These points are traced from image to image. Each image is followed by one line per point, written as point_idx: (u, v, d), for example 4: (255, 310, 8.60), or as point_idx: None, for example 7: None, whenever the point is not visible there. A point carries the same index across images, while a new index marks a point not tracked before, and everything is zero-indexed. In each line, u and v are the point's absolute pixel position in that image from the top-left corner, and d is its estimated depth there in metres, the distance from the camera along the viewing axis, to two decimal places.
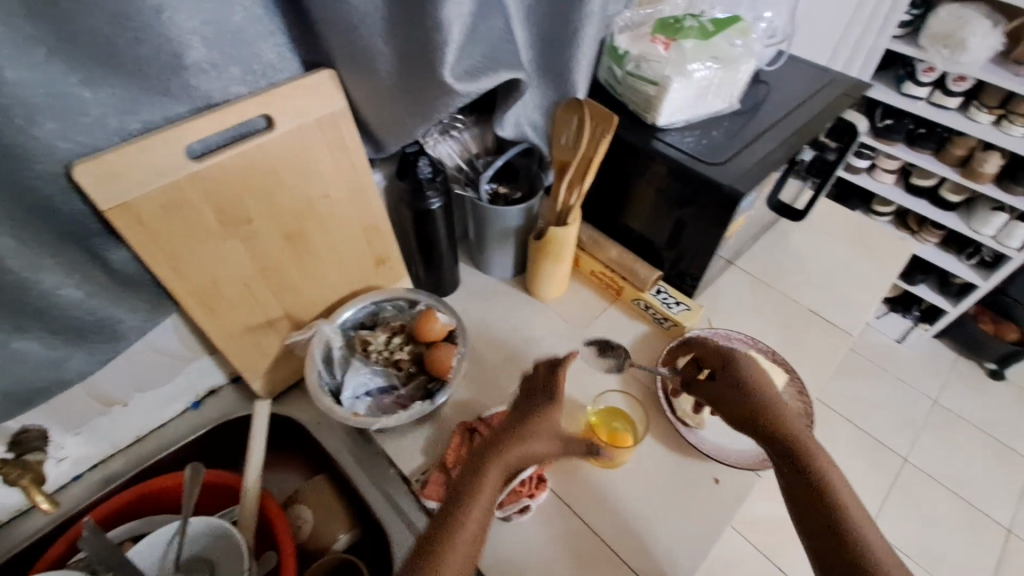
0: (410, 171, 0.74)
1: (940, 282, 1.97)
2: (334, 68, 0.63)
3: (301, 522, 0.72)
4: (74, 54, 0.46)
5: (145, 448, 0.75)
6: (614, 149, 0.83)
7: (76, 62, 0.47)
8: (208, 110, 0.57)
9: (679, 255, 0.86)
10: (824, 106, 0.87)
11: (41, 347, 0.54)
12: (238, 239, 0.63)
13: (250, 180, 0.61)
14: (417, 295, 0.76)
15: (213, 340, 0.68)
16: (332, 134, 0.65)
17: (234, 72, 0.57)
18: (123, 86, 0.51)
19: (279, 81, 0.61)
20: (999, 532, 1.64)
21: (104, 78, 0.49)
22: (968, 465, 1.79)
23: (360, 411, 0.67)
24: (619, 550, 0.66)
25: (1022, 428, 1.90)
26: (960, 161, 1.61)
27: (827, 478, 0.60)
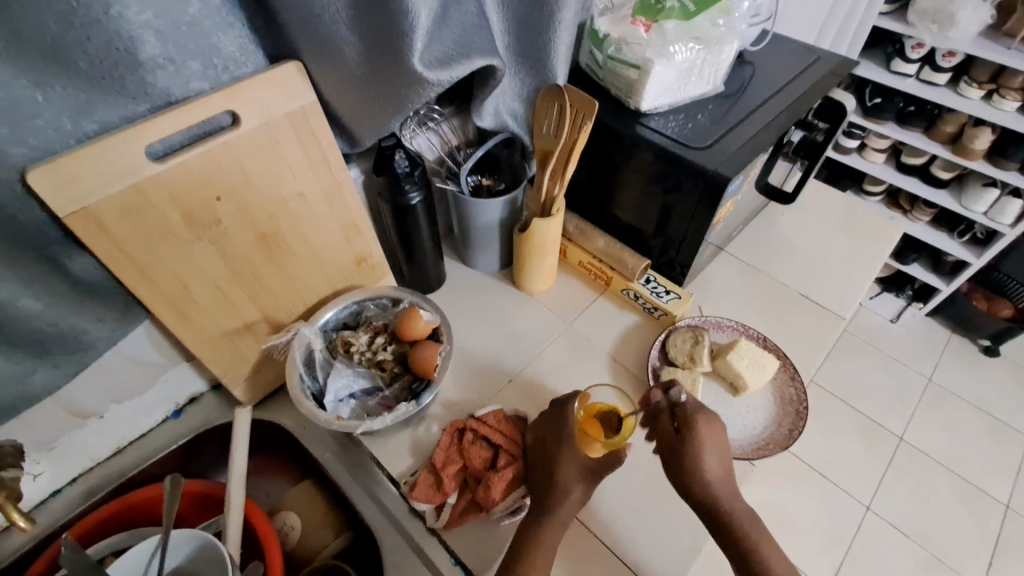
0: (387, 165, 0.71)
1: (933, 261, 1.97)
2: (301, 60, 0.60)
3: (288, 529, 0.70)
4: (17, 54, 0.43)
5: (126, 460, 0.73)
6: (597, 137, 0.81)
7: (21, 62, 0.44)
8: (169, 108, 0.55)
9: (667, 243, 0.84)
10: (810, 85, 0.85)
11: (4, 362, 0.52)
12: (208, 241, 0.61)
13: (217, 180, 0.59)
14: (400, 293, 0.74)
15: (190, 347, 0.66)
16: (301, 128, 0.62)
17: (194, 67, 0.55)
18: (75, 86, 0.48)
19: (243, 76, 0.59)
20: (997, 509, 1.65)
21: (52, 79, 0.46)
22: (963, 443, 1.80)
23: (344, 415, 0.66)
24: (612, 546, 0.65)
25: (1016, 403, 1.91)
26: (951, 138, 1.60)
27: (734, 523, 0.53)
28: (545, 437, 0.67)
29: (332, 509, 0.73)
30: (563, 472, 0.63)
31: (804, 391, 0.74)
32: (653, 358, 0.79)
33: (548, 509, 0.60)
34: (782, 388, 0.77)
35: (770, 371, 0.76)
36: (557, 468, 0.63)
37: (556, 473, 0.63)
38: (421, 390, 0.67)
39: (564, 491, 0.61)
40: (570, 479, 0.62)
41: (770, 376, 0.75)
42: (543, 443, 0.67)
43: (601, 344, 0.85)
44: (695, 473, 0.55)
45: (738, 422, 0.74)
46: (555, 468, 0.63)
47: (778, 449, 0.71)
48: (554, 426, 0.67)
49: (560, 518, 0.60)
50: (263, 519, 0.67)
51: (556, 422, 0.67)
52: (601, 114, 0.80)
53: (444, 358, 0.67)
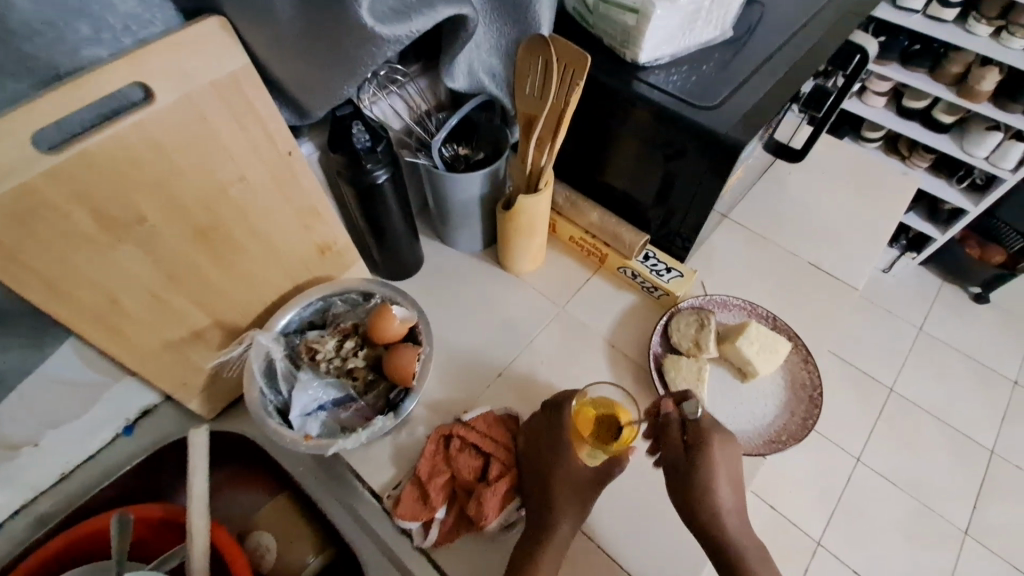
0: (344, 140, 0.60)
1: (929, 209, 1.90)
2: (224, 13, 0.48)
3: (263, 550, 0.65)
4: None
5: (74, 486, 0.65)
6: (588, 96, 0.71)
7: None
8: (57, 84, 0.43)
9: (667, 215, 0.76)
10: (828, 28, 0.75)
11: None
12: (133, 244, 0.51)
13: (133, 171, 0.47)
14: (371, 287, 0.65)
15: (128, 364, 0.57)
16: (234, 101, 0.50)
17: (82, 30, 0.43)
18: None
19: (151, 38, 0.47)
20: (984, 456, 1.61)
21: None
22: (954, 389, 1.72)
23: (313, 432, 0.58)
24: (616, 556, 0.60)
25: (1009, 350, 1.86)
26: (956, 79, 1.48)
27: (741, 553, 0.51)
28: (539, 447, 0.62)
29: (311, 524, 0.67)
30: (559, 486, 0.59)
31: (818, 375, 0.69)
32: (655, 344, 0.73)
33: (542, 528, 0.57)
34: (793, 371, 0.71)
35: (783, 355, 0.70)
36: (554, 485, 0.59)
37: (553, 491, 0.58)
38: (399, 399, 0.60)
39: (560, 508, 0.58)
40: (567, 494, 0.58)
41: (783, 360, 0.69)
42: (538, 451, 0.62)
43: (596, 328, 0.78)
44: (705, 498, 0.52)
45: (747, 412, 0.69)
46: (552, 482, 0.59)
47: (791, 442, 0.66)
48: (548, 433, 0.62)
49: (555, 538, 0.56)
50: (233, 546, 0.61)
51: (552, 430, 0.62)
52: (592, 70, 0.69)
53: (423, 363, 0.60)
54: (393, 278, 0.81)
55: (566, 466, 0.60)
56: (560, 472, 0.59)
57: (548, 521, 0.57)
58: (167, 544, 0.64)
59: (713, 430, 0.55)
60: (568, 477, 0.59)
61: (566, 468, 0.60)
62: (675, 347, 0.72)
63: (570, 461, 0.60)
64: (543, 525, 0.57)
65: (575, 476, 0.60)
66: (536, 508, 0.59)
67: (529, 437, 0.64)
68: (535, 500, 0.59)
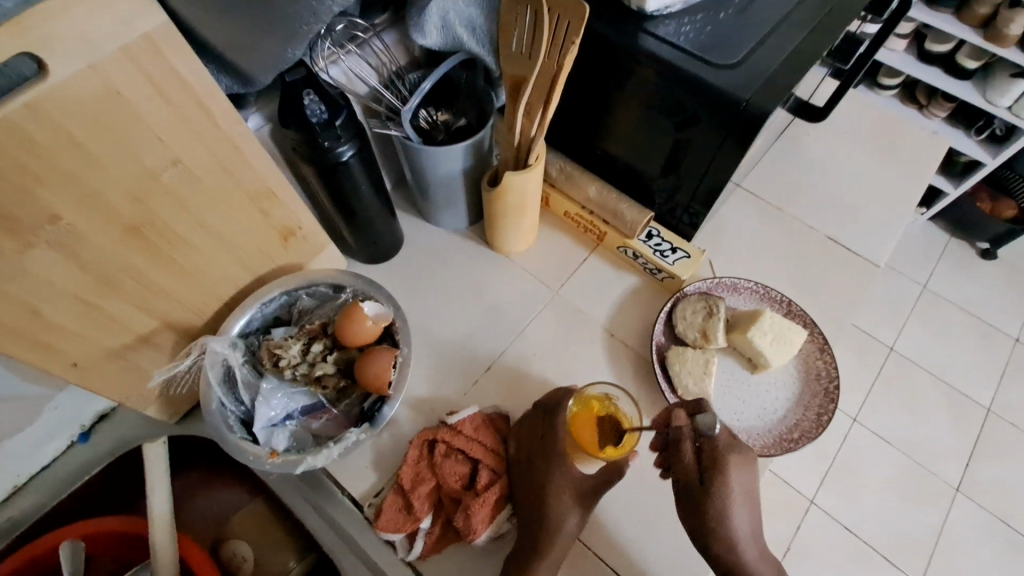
0: (296, 112, 0.51)
1: None
2: None
3: (240, 559, 0.61)
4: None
5: (29, 498, 0.60)
6: (586, 52, 0.61)
7: None
8: None
9: (674, 187, 0.68)
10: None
11: None
12: (48, 247, 0.43)
13: (32, 163, 0.39)
14: (341, 280, 0.58)
15: (66, 376, 0.51)
16: (154, 70, 0.41)
17: None
18: None
19: None
20: None
21: None
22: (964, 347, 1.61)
23: (280, 446, 0.53)
24: (616, 566, 0.56)
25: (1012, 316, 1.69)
26: (984, 21, 1.33)
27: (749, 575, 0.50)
28: (534, 453, 0.57)
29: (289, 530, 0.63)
30: (556, 497, 0.54)
31: (835, 368, 0.63)
32: (658, 334, 0.66)
33: (536, 544, 0.52)
34: (809, 361, 0.65)
35: (797, 346, 0.63)
36: (547, 498, 0.54)
37: (545, 505, 0.54)
38: (373, 408, 0.54)
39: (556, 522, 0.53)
40: (564, 507, 0.54)
41: (797, 351, 0.63)
42: (532, 459, 0.57)
43: (594, 315, 0.71)
44: (719, 526, 0.50)
45: (758, 407, 0.64)
46: (548, 493, 0.54)
47: (804, 440, 0.61)
48: (541, 439, 0.57)
49: (553, 554, 0.52)
50: (205, 563, 0.55)
51: (548, 436, 0.56)
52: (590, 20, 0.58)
53: (396, 369, 0.53)
54: (372, 261, 0.74)
55: (562, 477, 0.55)
56: (558, 482, 0.54)
57: (543, 536, 0.53)
58: (137, 557, 0.59)
59: (729, 450, 0.52)
60: (562, 489, 0.54)
61: (562, 479, 0.55)
62: (681, 336, 0.66)
63: (564, 472, 0.55)
64: (535, 542, 0.53)
65: (572, 486, 0.55)
66: (530, 522, 0.54)
67: (520, 442, 0.58)
68: (529, 513, 0.54)
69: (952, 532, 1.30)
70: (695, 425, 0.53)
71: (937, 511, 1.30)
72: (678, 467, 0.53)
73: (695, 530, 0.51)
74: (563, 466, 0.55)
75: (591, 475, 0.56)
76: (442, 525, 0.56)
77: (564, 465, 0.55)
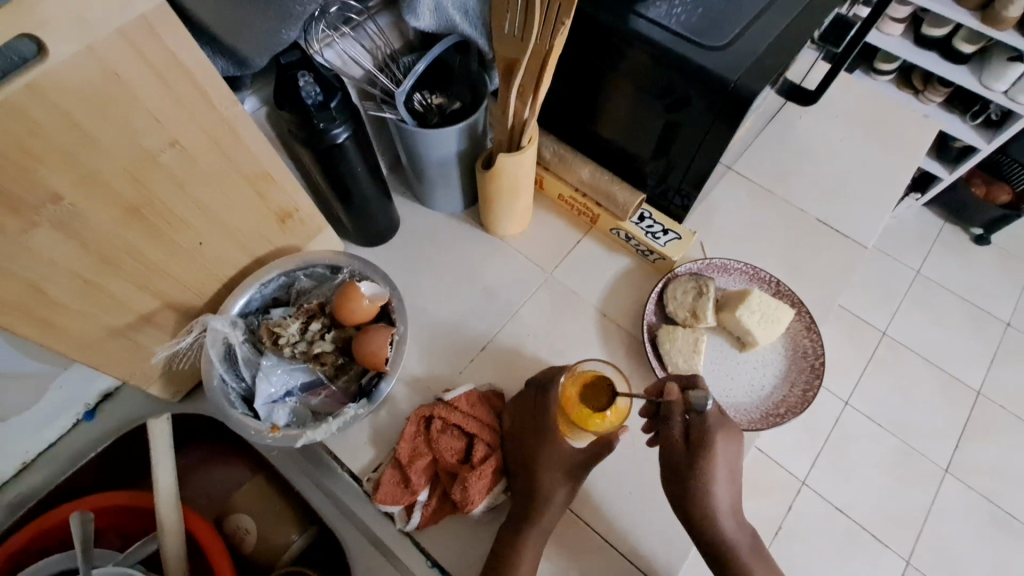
0: (291, 94, 0.52)
1: None
2: None
3: (243, 532, 0.63)
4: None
5: (37, 474, 0.62)
6: (578, 35, 0.62)
7: None
8: None
9: (666, 170, 0.69)
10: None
11: None
12: (50, 225, 0.44)
13: (33, 144, 0.40)
14: (338, 261, 0.59)
15: (70, 354, 0.52)
16: (152, 53, 0.42)
17: None
18: None
19: None
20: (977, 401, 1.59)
21: None
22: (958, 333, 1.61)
23: (281, 421, 0.54)
24: (607, 536, 0.58)
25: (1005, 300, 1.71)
26: (981, 4, 1.33)
27: (733, 543, 0.53)
28: (527, 427, 0.59)
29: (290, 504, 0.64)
30: (548, 469, 0.56)
31: (822, 345, 0.65)
32: (649, 314, 0.68)
33: (527, 514, 0.55)
34: (795, 340, 0.67)
35: (784, 325, 0.65)
36: (538, 472, 0.56)
37: (537, 477, 0.56)
38: (370, 384, 0.56)
39: (546, 492, 0.55)
40: (555, 478, 0.56)
41: (785, 329, 0.65)
42: (526, 433, 0.59)
43: (587, 296, 0.73)
44: (703, 496, 0.52)
45: (745, 384, 0.65)
46: (540, 465, 0.56)
47: (790, 416, 0.62)
48: (534, 414, 0.59)
49: (543, 523, 0.54)
50: (209, 534, 0.57)
51: (541, 411, 0.58)
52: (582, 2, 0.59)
53: (392, 348, 0.55)
54: (369, 243, 0.75)
55: (555, 449, 0.57)
56: (550, 454, 0.56)
57: (534, 506, 0.55)
58: (144, 530, 0.61)
59: (717, 424, 0.54)
60: (552, 463, 0.56)
61: (554, 452, 0.57)
62: (671, 315, 0.67)
63: (556, 446, 0.57)
64: (528, 512, 0.55)
65: (563, 459, 0.57)
66: (522, 493, 0.56)
67: (515, 418, 0.60)
68: (522, 484, 0.56)
69: (938, 512, 1.33)
70: (687, 401, 0.54)
71: (924, 491, 1.33)
72: (664, 438, 0.55)
73: (680, 500, 0.53)
74: (555, 440, 0.57)
75: (581, 449, 0.58)
76: (439, 496, 0.58)
77: (556, 439, 0.57)
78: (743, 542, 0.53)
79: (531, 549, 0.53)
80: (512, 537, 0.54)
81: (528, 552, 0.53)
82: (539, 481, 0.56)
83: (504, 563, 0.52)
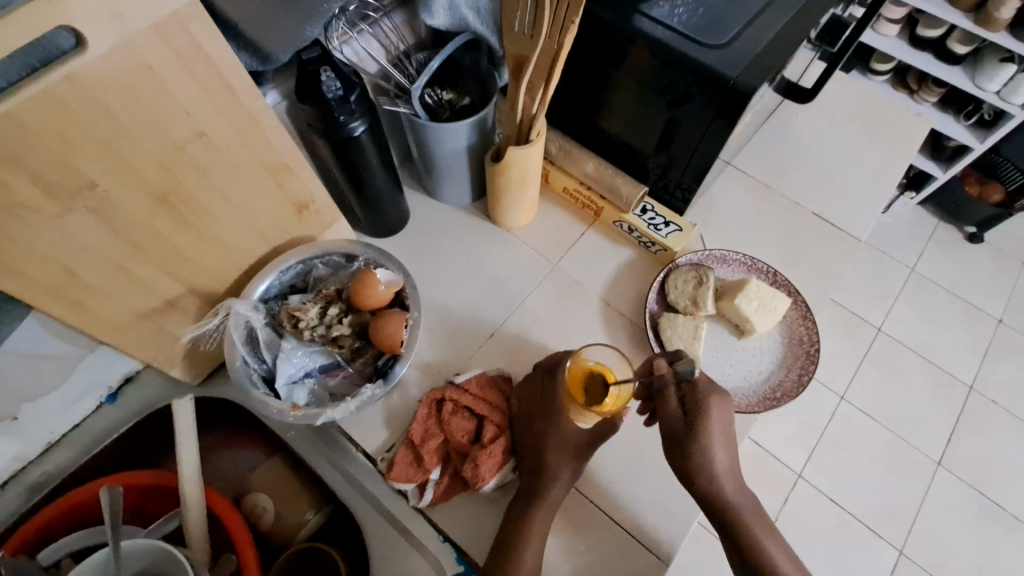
0: (312, 88, 0.54)
1: None
2: None
3: (261, 510, 0.65)
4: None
5: (62, 455, 0.64)
6: (584, 33, 0.64)
7: None
8: None
9: (667, 164, 0.71)
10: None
11: None
12: (86, 211, 0.46)
13: (73, 134, 0.42)
14: (353, 249, 0.62)
15: (99, 336, 0.55)
16: (184, 48, 0.44)
17: None
18: None
19: None
20: None
21: None
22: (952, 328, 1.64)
23: (300, 401, 0.57)
24: (612, 513, 0.61)
25: None
26: (975, 5, 1.35)
27: (734, 518, 0.55)
28: (536, 406, 0.61)
29: (306, 485, 0.67)
30: (555, 447, 0.59)
31: (817, 332, 0.68)
32: (651, 302, 0.71)
33: (536, 488, 0.57)
34: (792, 328, 0.69)
35: (781, 313, 0.68)
36: (545, 450, 0.59)
37: (543, 455, 0.58)
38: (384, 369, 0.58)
39: (554, 467, 0.58)
40: (562, 454, 0.59)
41: (781, 317, 0.67)
42: (534, 413, 0.61)
43: (591, 286, 0.75)
44: (705, 472, 0.55)
45: (743, 369, 0.68)
46: (548, 443, 0.59)
47: (786, 400, 0.65)
48: (542, 396, 0.61)
49: (550, 497, 0.57)
50: (229, 510, 0.59)
51: (550, 391, 0.61)
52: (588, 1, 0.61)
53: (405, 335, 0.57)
54: (379, 234, 0.77)
55: (563, 428, 0.59)
56: (558, 432, 0.59)
57: (543, 481, 0.57)
58: (167, 507, 0.64)
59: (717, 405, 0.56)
60: (559, 442, 0.59)
61: (560, 429, 0.59)
62: (672, 303, 0.70)
63: (562, 426, 0.59)
64: (536, 488, 0.57)
65: (570, 438, 0.59)
66: (531, 469, 0.59)
67: (522, 400, 0.63)
68: (531, 461, 0.59)
69: (931, 503, 1.37)
70: (676, 373, 0.58)
71: (917, 482, 1.36)
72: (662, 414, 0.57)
73: (683, 476, 0.56)
74: (562, 418, 0.59)
75: (587, 430, 0.61)
76: (450, 474, 0.61)
77: (563, 418, 0.60)
78: (744, 517, 0.56)
79: (540, 521, 0.56)
80: (522, 512, 0.56)
81: (536, 524, 0.56)
82: (546, 459, 0.58)
83: (514, 536, 0.55)
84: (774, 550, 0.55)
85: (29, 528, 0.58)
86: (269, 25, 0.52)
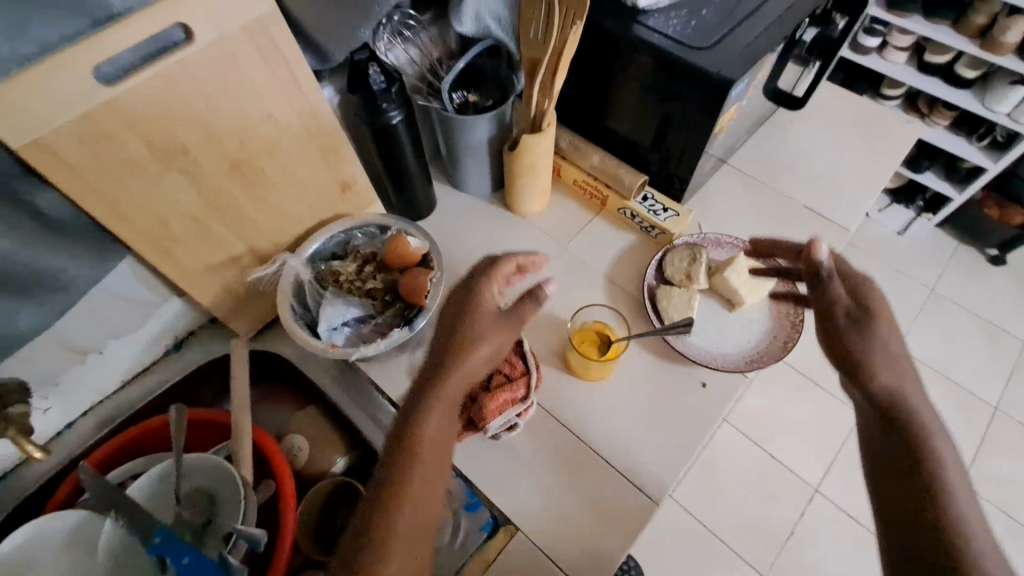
0: (361, 82, 0.66)
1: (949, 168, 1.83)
2: None
3: (296, 451, 0.72)
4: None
5: (131, 393, 0.74)
6: (589, 40, 0.75)
7: None
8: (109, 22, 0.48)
9: (665, 157, 0.80)
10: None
11: None
12: (178, 172, 0.58)
13: (175, 108, 0.54)
14: (387, 220, 0.72)
15: (177, 281, 0.66)
16: (262, 41, 0.56)
17: None
18: None
19: None
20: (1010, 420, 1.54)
21: None
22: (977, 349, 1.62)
23: (338, 343, 0.66)
24: (608, 459, 0.68)
25: None
26: (979, 31, 1.42)
27: (916, 423, 0.51)
28: (462, 305, 0.56)
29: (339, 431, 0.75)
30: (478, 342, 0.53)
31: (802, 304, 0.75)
32: (649, 277, 0.79)
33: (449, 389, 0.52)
34: (779, 304, 0.76)
35: (767, 289, 0.75)
36: (447, 375, 0.52)
37: (448, 385, 0.52)
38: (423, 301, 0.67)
39: (472, 372, 0.53)
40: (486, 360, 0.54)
41: (766, 291, 0.74)
42: (460, 317, 0.55)
43: (596, 265, 0.83)
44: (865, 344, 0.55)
45: (734, 339, 0.75)
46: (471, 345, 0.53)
47: (772, 362, 0.72)
48: (460, 306, 0.56)
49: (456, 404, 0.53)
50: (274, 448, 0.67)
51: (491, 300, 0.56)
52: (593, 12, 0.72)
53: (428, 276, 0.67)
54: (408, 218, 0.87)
55: (492, 335, 0.55)
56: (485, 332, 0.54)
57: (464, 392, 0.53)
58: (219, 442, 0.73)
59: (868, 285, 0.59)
60: (465, 363, 0.52)
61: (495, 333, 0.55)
62: (667, 279, 0.78)
63: (475, 343, 0.53)
64: (421, 413, 0.51)
65: (484, 344, 0.54)
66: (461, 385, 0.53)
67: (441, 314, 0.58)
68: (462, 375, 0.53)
69: None
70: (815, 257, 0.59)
71: None
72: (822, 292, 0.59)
73: (839, 346, 0.57)
74: (487, 317, 0.55)
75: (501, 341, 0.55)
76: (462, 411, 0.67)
77: (497, 320, 0.56)
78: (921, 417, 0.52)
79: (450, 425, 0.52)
80: (408, 434, 0.49)
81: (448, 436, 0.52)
82: (450, 379, 0.52)
83: (393, 467, 0.48)
84: (938, 444, 0.50)
85: (105, 449, 0.68)
86: (330, 29, 0.65)
